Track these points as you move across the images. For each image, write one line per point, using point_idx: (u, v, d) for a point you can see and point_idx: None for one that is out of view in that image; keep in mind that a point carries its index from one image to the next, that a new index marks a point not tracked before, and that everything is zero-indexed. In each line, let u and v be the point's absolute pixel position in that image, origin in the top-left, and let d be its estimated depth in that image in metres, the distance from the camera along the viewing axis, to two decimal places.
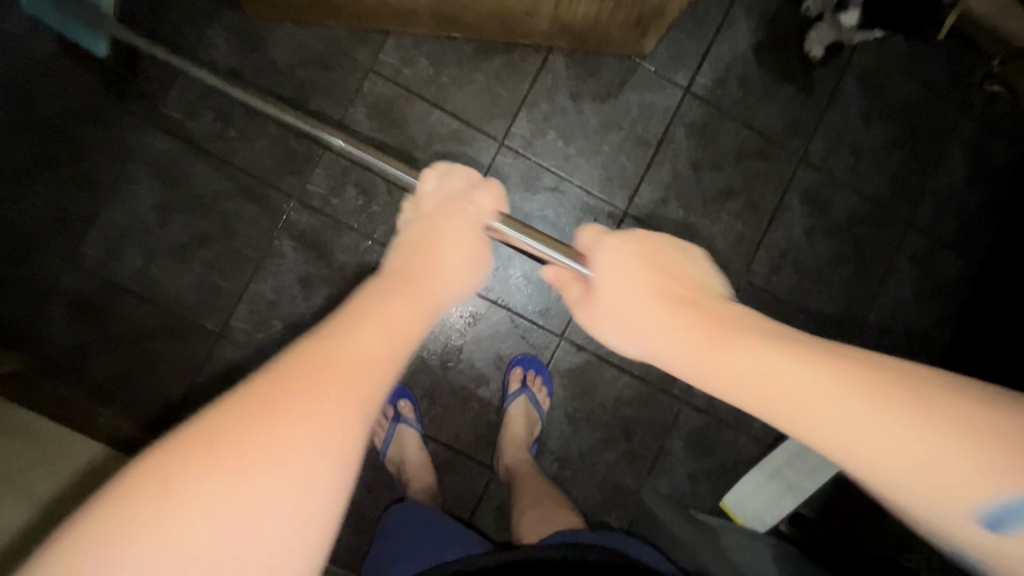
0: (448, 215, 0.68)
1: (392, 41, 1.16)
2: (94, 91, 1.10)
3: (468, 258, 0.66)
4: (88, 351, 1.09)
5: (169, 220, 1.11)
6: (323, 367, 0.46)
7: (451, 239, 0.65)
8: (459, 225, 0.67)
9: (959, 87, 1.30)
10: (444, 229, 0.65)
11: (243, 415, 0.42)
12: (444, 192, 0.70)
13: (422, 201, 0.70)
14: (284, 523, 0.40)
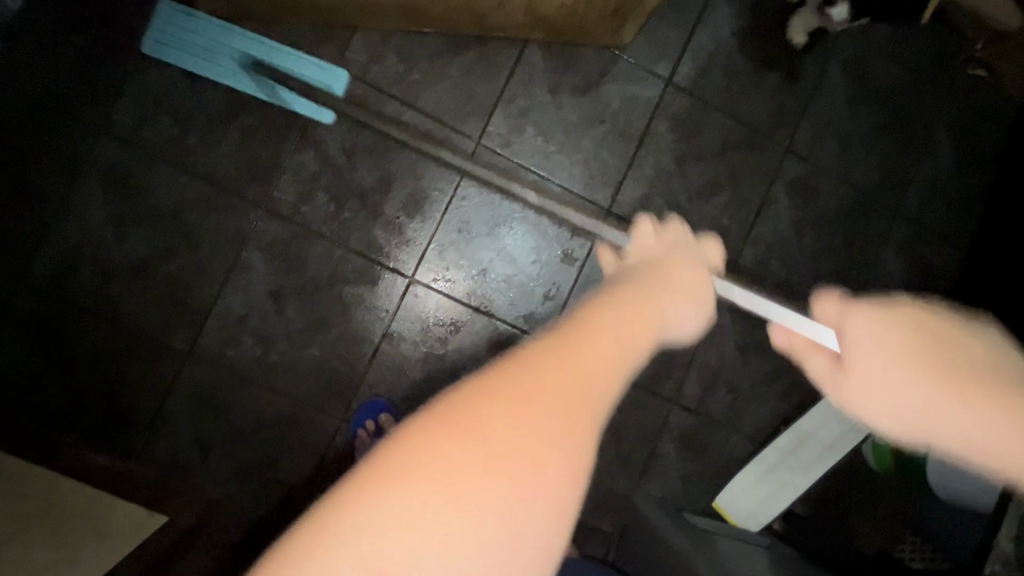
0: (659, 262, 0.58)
1: (358, 37, 1.10)
2: (39, 98, 1.02)
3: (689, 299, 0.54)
4: (47, 377, 1.03)
5: (127, 235, 1.04)
6: (544, 403, 0.38)
7: (676, 273, 0.56)
8: (674, 269, 0.57)
9: (944, 70, 1.27)
10: (668, 264, 0.57)
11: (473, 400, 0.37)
12: (663, 242, 0.62)
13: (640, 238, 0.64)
14: (526, 537, 0.36)
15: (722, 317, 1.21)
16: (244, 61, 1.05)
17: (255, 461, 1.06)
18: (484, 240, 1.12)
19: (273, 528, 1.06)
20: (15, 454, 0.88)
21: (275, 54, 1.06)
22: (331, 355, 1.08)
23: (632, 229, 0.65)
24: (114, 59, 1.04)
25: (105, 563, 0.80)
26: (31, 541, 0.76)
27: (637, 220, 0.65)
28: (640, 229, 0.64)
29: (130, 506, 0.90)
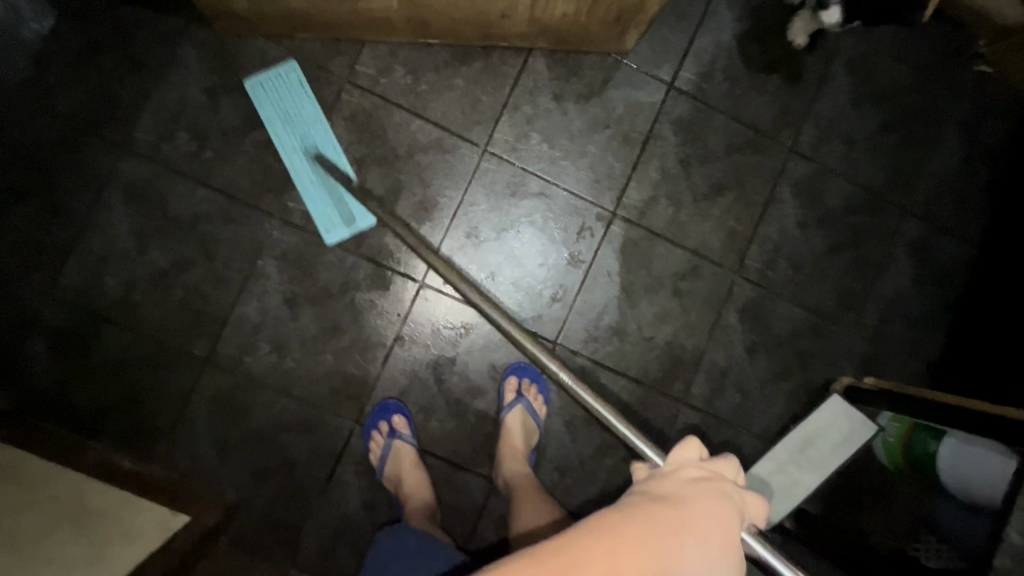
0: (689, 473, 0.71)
1: (367, 51, 1.13)
2: (64, 118, 1.07)
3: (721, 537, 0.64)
4: (73, 384, 1.07)
5: (149, 247, 1.08)
6: None
7: (707, 513, 0.64)
8: (704, 490, 0.68)
9: (949, 67, 1.28)
10: (698, 496, 0.67)
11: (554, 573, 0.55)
12: (701, 469, 0.72)
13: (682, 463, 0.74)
14: None
15: (729, 317, 1.23)
16: (307, 151, 1.10)
17: (273, 464, 1.09)
18: (493, 244, 1.17)
19: (291, 530, 1.09)
20: (46, 459, 0.92)
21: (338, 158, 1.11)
22: (346, 359, 1.11)
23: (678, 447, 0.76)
24: (135, 78, 1.08)
25: (131, 561, 0.83)
26: (63, 539, 0.81)
27: (686, 440, 0.76)
28: (682, 451, 0.75)
29: (155, 505, 0.93)
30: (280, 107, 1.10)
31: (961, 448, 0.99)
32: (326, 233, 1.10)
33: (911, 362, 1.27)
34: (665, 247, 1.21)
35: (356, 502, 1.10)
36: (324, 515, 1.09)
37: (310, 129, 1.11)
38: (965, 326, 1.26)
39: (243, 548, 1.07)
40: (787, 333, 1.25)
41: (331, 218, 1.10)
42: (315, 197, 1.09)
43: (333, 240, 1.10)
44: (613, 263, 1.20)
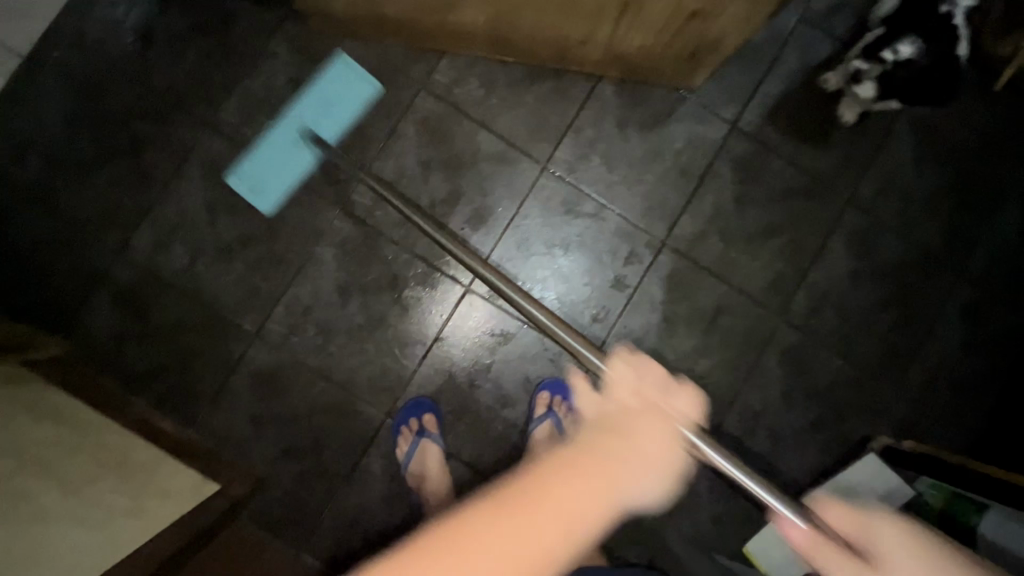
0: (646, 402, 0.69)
1: (445, 60, 1.19)
2: (159, 93, 1.14)
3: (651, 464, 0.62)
4: (129, 342, 1.12)
5: (218, 220, 1.14)
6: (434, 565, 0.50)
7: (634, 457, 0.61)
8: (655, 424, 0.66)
9: (1017, 139, 1.27)
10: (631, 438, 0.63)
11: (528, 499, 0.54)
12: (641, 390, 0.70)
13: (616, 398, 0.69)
14: None
15: (769, 361, 1.22)
16: (305, 137, 1.10)
17: (303, 445, 1.12)
18: (541, 258, 1.19)
19: (310, 511, 1.11)
20: (96, 410, 0.96)
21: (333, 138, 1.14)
22: (386, 353, 1.14)
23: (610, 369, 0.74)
24: (228, 63, 1.15)
25: (166, 518, 0.86)
26: (109, 484, 0.83)
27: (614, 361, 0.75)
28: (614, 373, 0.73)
29: (186, 468, 0.96)
30: (322, 109, 1.14)
31: (1004, 524, 0.94)
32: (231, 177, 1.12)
33: (953, 430, 1.23)
34: (710, 282, 1.22)
35: (377, 493, 1.12)
36: (344, 502, 1.11)
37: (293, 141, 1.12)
38: (1011, 401, 1.23)
39: (263, 523, 1.09)
40: (827, 384, 1.23)
41: (256, 199, 1.13)
42: (252, 161, 1.12)
43: (264, 211, 1.13)
44: (657, 291, 1.21)
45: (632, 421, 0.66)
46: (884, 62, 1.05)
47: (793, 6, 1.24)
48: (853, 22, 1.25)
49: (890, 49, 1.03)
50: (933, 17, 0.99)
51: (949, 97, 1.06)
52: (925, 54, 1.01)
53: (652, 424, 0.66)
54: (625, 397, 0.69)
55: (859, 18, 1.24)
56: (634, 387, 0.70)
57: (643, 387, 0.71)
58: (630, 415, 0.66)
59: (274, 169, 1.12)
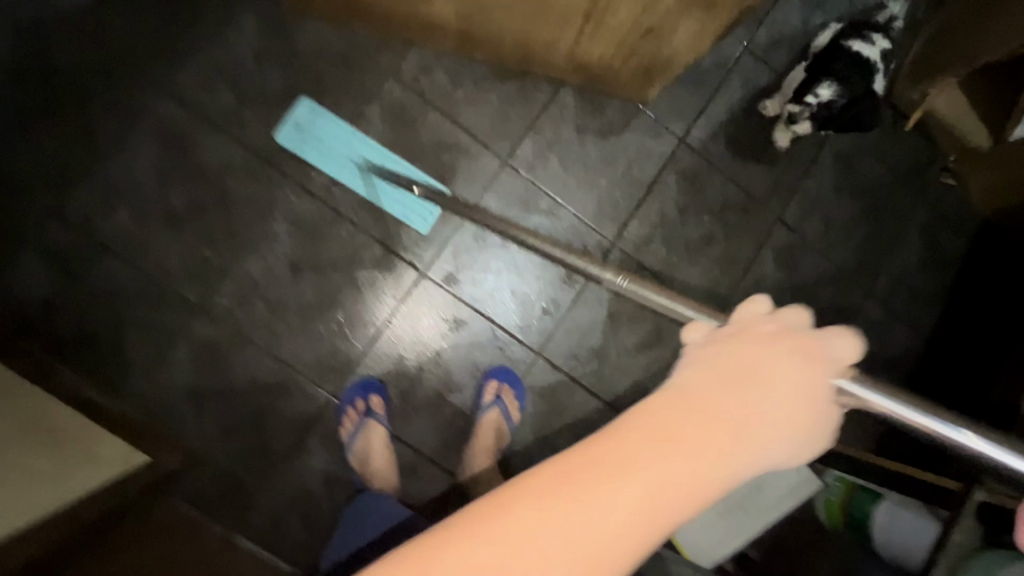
0: (758, 329, 0.57)
1: (415, 52, 1.21)
2: (113, 51, 1.10)
3: (789, 415, 0.54)
4: (59, 307, 1.06)
5: (167, 188, 1.11)
6: (565, 476, 0.47)
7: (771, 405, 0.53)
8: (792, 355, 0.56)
9: (920, 176, 1.43)
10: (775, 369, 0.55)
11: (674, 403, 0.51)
12: (781, 325, 0.57)
13: (742, 323, 0.59)
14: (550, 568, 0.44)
15: None
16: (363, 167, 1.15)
17: (242, 422, 1.09)
18: (496, 250, 1.20)
19: (245, 491, 1.08)
20: (19, 374, 0.91)
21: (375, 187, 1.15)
22: (336, 334, 1.13)
23: (740, 308, 0.60)
24: (189, 30, 1.13)
25: (89, 482, 0.84)
26: (26, 446, 0.79)
27: (754, 298, 0.61)
28: (747, 311, 0.60)
29: (114, 437, 0.92)
30: (403, 210, 1.15)
31: (894, 512, 1.06)
32: (303, 101, 1.15)
33: (857, 432, 1.37)
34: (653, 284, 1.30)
35: (317, 474, 1.11)
36: (283, 482, 1.09)
37: (357, 151, 1.16)
38: None
39: (194, 502, 1.06)
40: None
41: (302, 154, 1.14)
42: (336, 156, 1.15)
43: (279, 135, 1.14)
44: (604, 289, 1.25)
45: (772, 359, 0.55)
46: (808, 105, 1.18)
47: (739, 38, 1.36)
48: (790, 58, 1.38)
49: (813, 93, 1.17)
50: (843, 61, 1.16)
51: (869, 126, 1.22)
52: (842, 94, 1.16)
53: (790, 360, 0.55)
54: (762, 325, 0.58)
55: (795, 54, 1.38)
56: (772, 323, 0.58)
57: (788, 324, 0.58)
58: (771, 356, 0.55)
59: (316, 137, 1.15)
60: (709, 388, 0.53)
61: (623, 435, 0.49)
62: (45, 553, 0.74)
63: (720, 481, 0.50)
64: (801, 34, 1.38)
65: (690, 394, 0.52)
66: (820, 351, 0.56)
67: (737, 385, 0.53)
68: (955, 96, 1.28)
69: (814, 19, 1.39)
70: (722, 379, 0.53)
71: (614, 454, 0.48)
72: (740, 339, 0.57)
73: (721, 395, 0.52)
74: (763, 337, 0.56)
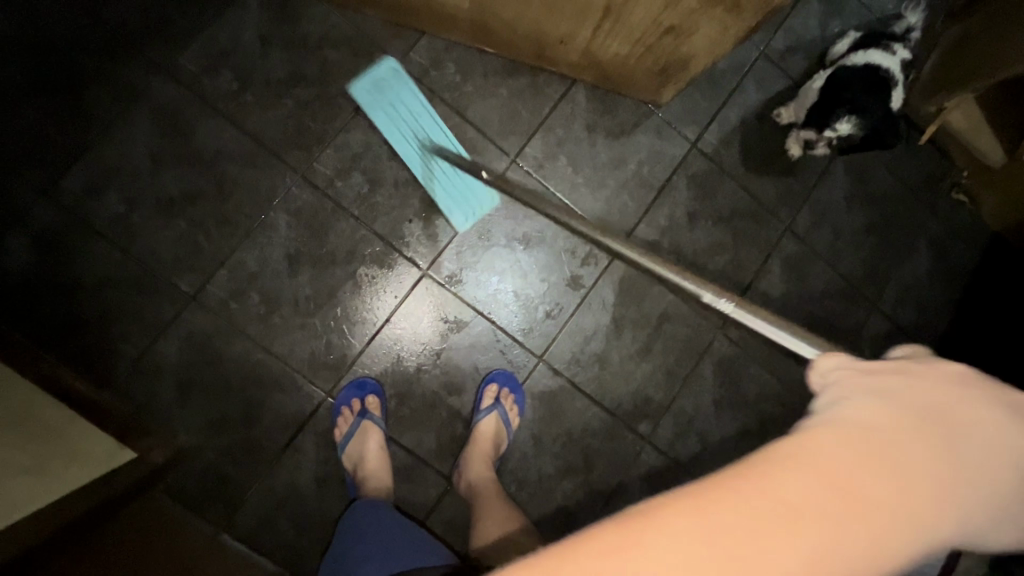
0: (934, 374, 0.47)
1: (424, 41, 1.18)
2: (110, 27, 1.06)
3: (995, 483, 0.43)
4: (46, 291, 1.02)
5: (163, 172, 1.07)
6: (710, 507, 0.37)
7: (972, 461, 0.42)
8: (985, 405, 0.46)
9: (931, 190, 1.41)
10: (964, 415, 0.45)
11: (851, 435, 0.41)
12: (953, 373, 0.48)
13: (923, 369, 0.48)
14: None
15: (705, 368, 1.26)
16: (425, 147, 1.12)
17: (233, 418, 1.06)
18: (501, 250, 1.18)
19: (233, 488, 1.05)
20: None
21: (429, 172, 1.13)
22: (332, 330, 1.10)
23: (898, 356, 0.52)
24: (192, 8, 1.09)
25: (75, 479, 0.81)
26: (14, 437, 0.76)
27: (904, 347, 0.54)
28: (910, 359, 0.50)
29: (101, 433, 0.91)
30: (463, 184, 1.13)
31: None
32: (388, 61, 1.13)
33: None
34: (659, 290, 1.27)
35: (309, 473, 1.07)
36: (272, 480, 1.06)
37: (425, 129, 1.14)
38: None
39: (179, 497, 1.02)
40: (756, 398, 1.29)
41: (370, 112, 1.12)
42: (403, 127, 1.13)
43: (352, 88, 1.12)
44: (609, 294, 1.22)
45: (962, 405, 0.45)
46: (828, 138, 1.13)
47: (756, 42, 1.33)
48: (806, 64, 1.35)
49: (829, 129, 1.11)
50: (855, 90, 1.10)
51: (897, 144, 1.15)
52: (862, 124, 1.09)
53: (978, 410, 0.45)
54: (937, 372, 0.48)
55: (812, 61, 1.35)
56: (953, 373, 0.48)
57: (972, 376, 0.48)
58: (967, 401, 0.46)
59: (388, 103, 1.13)
60: (894, 427, 0.42)
61: (796, 462, 0.39)
62: (23, 553, 0.71)
63: (906, 555, 0.39)
64: (819, 40, 1.35)
65: (870, 428, 0.42)
66: (1019, 408, 0.47)
67: (927, 427, 0.43)
68: (971, 111, 1.26)
69: (832, 25, 1.36)
70: (915, 418, 0.44)
71: (784, 485, 0.38)
72: (928, 376, 0.47)
73: (914, 434, 0.42)
74: (939, 380, 0.47)
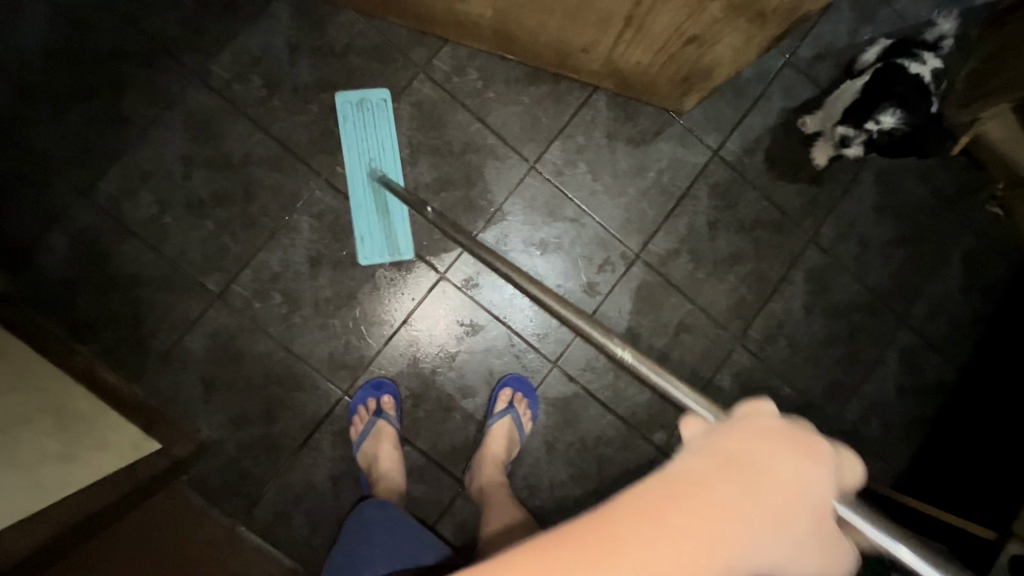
0: (751, 430, 0.50)
1: (448, 49, 1.19)
2: (148, 36, 1.10)
3: (791, 522, 0.46)
4: (81, 286, 1.06)
5: (194, 175, 1.10)
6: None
7: (765, 512, 0.46)
8: (782, 457, 0.48)
9: (964, 202, 1.37)
10: (769, 466, 0.48)
11: (670, 489, 0.45)
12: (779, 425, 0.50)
13: (746, 423, 0.50)
14: None
15: (723, 379, 1.28)
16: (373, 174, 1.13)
17: (253, 415, 1.09)
18: (519, 255, 1.21)
19: (252, 483, 1.07)
20: (37, 352, 0.91)
21: (361, 193, 1.13)
22: (351, 330, 1.12)
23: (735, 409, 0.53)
24: (225, 17, 1.13)
25: (104, 465, 0.84)
26: (46, 424, 0.79)
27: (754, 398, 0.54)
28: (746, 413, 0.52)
29: (127, 423, 0.93)
30: (370, 231, 1.12)
31: None
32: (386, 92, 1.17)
33: (881, 466, 1.32)
34: (677, 299, 1.26)
35: (324, 472, 1.10)
36: (289, 477, 1.09)
37: (387, 162, 1.15)
38: (938, 443, 1.32)
39: (201, 490, 1.06)
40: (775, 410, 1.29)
41: (342, 125, 1.14)
42: (368, 150, 1.15)
43: (342, 94, 1.15)
44: (626, 301, 1.24)
45: (763, 459, 0.48)
46: (868, 131, 1.08)
47: (782, 49, 1.31)
48: (834, 72, 1.32)
49: (873, 120, 1.07)
50: (903, 85, 1.06)
51: (933, 152, 1.10)
52: (906, 120, 1.05)
53: (796, 463, 0.48)
54: (757, 425, 0.50)
55: (840, 69, 1.33)
56: (771, 424, 0.50)
57: (791, 427, 0.50)
58: (768, 451, 0.48)
59: (365, 125, 1.15)
60: (700, 479, 0.46)
61: (610, 522, 0.44)
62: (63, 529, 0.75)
63: None
64: (847, 48, 1.33)
65: (675, 486, 0.45)
66: (823, 459, 0.49)
67: (733, 477, 0.46)
68: (1008, 121, 1.19)
69: (863, 33, 1.33)
70: (721, 474, 0.47)
71: (598, 540, 0.43)
72: (745, 430, 0.50)
73: (719, 487, 0.46)
74: (763, 434, 0.49)
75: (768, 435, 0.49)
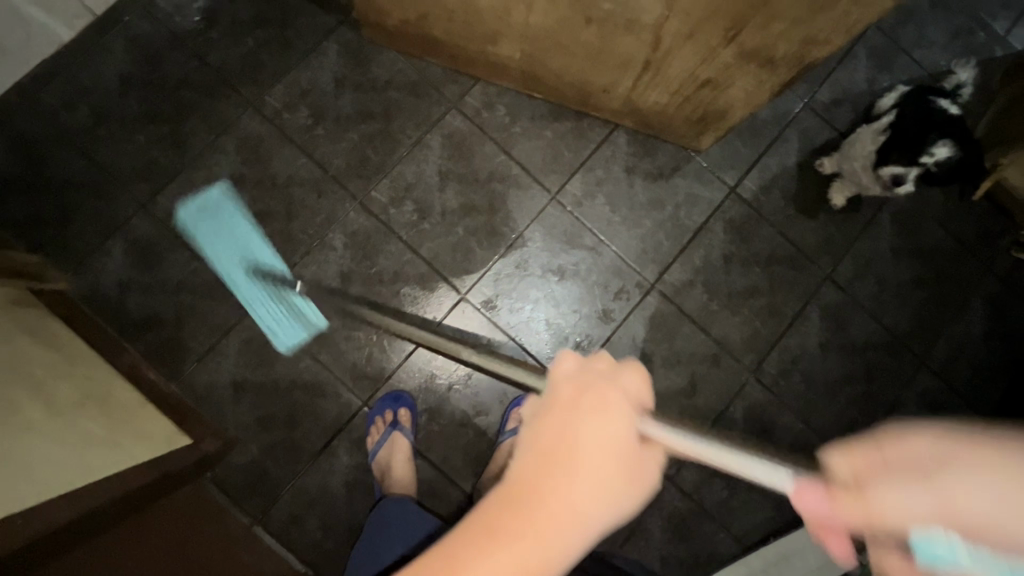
0: (564, 402, 0.45)
1: (479, 86, 1.29)
2: (212, 68, 1.23)
3: (605, 484, 0.43)
4: (132, 290, 1.16)
5: (241, 194, 1.21)
6: None
7: (584, 486, 0.42)
8: (596, 422, 0.44)
9: (986, 246, 1.36)
10: (582, 438, 0.44)
11: (487, 517, 0.41)
12: (584, 380, 0.46)
13: (553, 395, 0.47)
14: None
15: (735, 413, 1.28)
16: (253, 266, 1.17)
17: (277, 418, 1.15)
18: (537, 280, 1.26)
19: (271, 484, 1.13)
20: (87, 347, 0.99)
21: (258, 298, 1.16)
22: (374, 344, 1.18)
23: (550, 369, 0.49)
24: (281, 53, 1.25)
25: (144, 453, 0.92)
26: (96, 411, 0.88)
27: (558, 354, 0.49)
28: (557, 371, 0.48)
29: (162, 419, 1.02)
30: (274, 316, 1.17)
31: None
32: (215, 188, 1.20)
33: None
34: (691, 330, 1.29)
35: (340, 477, 1.14)
36: (306, 481, 1.13)
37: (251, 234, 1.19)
38: None
39: (224, 487, 1.11)
40: (789, 446, 1.29)
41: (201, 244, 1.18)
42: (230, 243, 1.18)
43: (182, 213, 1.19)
44: (640, 329, 1.28)
45: (576, 433, 0.44)
46: (923, 164, 1.05)
47: (800, 94, 1.36)
48: (851, 117, 1.36)
49: (927, 153, 1.04)
50: (935, 118, 1.05)
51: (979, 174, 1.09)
52: (958, 148, 1.04)
53: (603, 423, 0.44)
54: (562, 390, 0.46)
55: (857, 114, 1.37)
56: (573, 383, 0.46)
57: (590, 376, 0.47)
58: (582, 422, 0.44)
59: (217, 220, 1.20)
60: (516, 489, 0.42)
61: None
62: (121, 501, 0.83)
63: None
64: (864, 94, 1.37)
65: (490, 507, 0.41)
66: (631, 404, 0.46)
67: (553, 470, 0.43)
68: None
69: (879, 80, 1.38)
70: (538, 472, 0.43)
71: None
72: (555, 406, 0.46)
73: (537, 490, 0.42)
74: (567, 403, 0.46)
75: (584, 400, 0.45)
